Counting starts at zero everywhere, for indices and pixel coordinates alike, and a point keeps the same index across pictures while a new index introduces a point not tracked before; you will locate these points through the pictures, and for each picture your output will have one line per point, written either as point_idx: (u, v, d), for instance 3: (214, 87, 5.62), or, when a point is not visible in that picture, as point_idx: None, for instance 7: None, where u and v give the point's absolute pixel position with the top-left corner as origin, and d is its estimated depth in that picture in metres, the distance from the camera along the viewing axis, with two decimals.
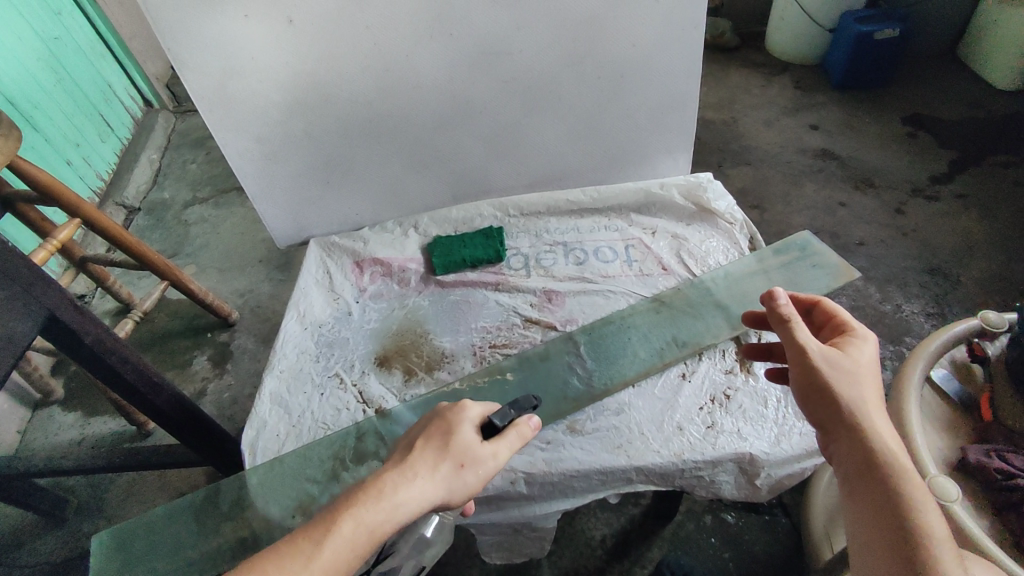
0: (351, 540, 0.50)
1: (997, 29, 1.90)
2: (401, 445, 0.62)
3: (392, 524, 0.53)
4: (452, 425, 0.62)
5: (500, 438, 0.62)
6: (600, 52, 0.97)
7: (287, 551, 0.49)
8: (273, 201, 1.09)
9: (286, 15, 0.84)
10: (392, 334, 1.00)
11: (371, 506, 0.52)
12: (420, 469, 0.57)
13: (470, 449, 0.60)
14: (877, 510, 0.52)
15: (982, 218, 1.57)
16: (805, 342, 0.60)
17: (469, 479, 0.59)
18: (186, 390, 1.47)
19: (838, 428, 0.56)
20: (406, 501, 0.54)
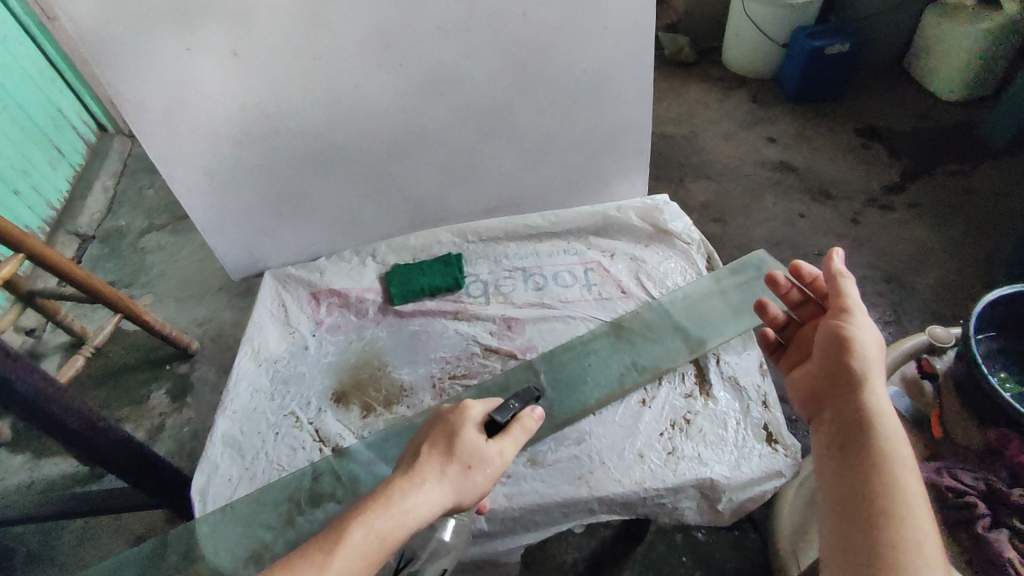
0: (362, 546, 0.52)
1: (938, 43, 1.97)
2: (408, 454, 0.66)
3: (402, 530, 0.55)
4: (457, 428, 0.66)
5: (505, 435, 0.67)
6: (552, 79, 0.97)
7: (299, 561, 0.50)
8: (225, 233, 1.06)
9: (229, 46, 0.82)
10: (350, 368, 0.97)
11: (381, 514, 0.55)
12: (427, 476, 0.60)
13: (476, 449, 0.64)
14: (866, 444, 0.56)
15: (933, 226, 1.62)
16: (850, 303, 0.67)
17: (477, 480, 0.63)
18: (143, 426, 1.42)
19: (849, 369, 0.61)
20: (417, 506, 0.57)
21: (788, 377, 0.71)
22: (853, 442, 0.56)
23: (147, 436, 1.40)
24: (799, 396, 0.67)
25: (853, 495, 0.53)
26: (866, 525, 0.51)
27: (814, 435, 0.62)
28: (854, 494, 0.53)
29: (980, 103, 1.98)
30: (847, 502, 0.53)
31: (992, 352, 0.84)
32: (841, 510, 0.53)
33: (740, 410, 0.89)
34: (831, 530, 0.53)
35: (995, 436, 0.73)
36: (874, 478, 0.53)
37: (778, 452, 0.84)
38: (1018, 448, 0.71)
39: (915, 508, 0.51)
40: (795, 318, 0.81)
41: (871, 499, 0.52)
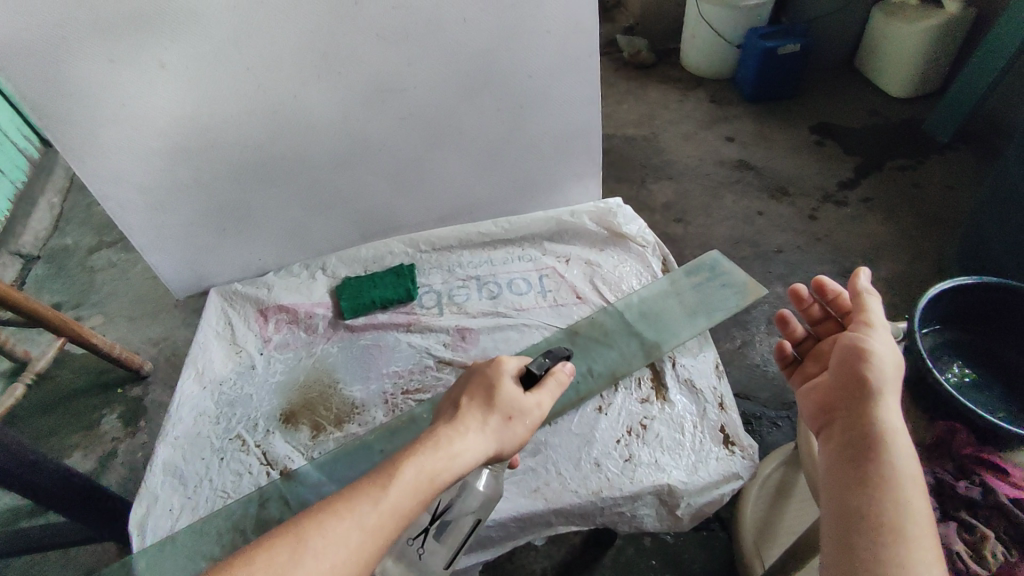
0: (414, 483, 0.53)
1: (885, 41, 2.02)
2: (448, 407, 0.69)
3: (450, 471, 0.57)
4: (495, 381, 0.69)
5: (542, 387, 0.70)
6: (497, 84, 0.95)
7: (356, 492, 0.51)
8: (166, 251, 1.01)
9: (155, 58, 0.78)
10: (299, 386, 0.94)
11: (429, 456, 0.56)
12: (471, 423, 0.63)
13: (515, 401, 0.67)
14: (875, 460, 0.55)
15: (886, 220, 1.65)
16: (872, 319, 0.67)
17: (518, 430, 0.66)
18: (93, 454, 1.34)
19: (865, 384, 0.61)
20: (463, 450, 0.59)
21: (801, 390, 0.70)
22: (862, 458, 0.56)
23: (98, 463, 1.33)
24: (811, 410, 0.66)
25: (857, 510, 0.53)
26: (869, 540, 0.50)
27: (823, 447, 0.61)
28: (859, 510, 0.53)
29: (926, 100, 2.03)
30: (852, 517, 0.53)
31: (939, 344, 0.86)
32: (845, 525, 0.53)
33: (696, 413, 0.88)
34: (832, 543, 0.53)
35: (942, 428, 0.72)
36: (879, 495, 0.52)
37: (735, 454, 0.84)
38: (964, 441, 0.70)
39: (919, 529, 0.50)
40: (813, 333, 0.78)
41: (877, 515, 0.51)
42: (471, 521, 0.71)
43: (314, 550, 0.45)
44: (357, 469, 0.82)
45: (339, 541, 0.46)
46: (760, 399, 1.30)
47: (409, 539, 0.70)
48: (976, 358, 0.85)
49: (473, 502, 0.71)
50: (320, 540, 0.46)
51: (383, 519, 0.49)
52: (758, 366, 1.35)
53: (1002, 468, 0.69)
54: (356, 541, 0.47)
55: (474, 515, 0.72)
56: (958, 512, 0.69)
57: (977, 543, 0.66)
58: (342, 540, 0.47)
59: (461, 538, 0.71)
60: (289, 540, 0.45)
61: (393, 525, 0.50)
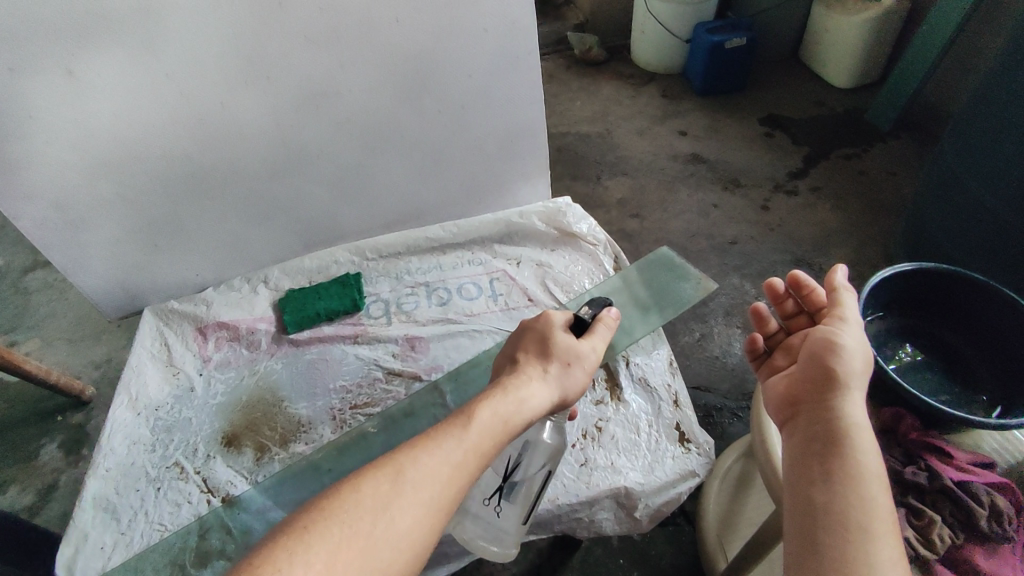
0: (491, 423, 0.55)
1: (826, 33, 2.06)
2: (505, 364, 0.70)
3: (521, 415, 0.59)
4: (547, 333, 0.70)
5: (592, 334, 0.71)
6: (437, 86, 0.93)
7: (439, 432, 0.52)
8: (94, 270, 0.95)
9: (63, 66, 0.73)
10: (241, 407, 0.90)
11: (499, 401, 0.58)
12: (532, 373, 0.64)
13: (572, 347, 0.68)
14: (840, 456, 0.54)
15: (835, 208, 1.68)
16: (846, 314, 0.67)
17: (578, 374, 0.67)
18: (32, 487, 1.26)
19: (833, 376, 0.60)
20: (529, 395, 0.61)
21: (768, 383, 0.69)
22: (828, 452, 0.55)
23: (37, 497, 1.25)
24: (776, 401, 0.66)
25: (822, 507, 0.52)
26: (836, 538, 0.49)
27: (787, 441, 0.61)
28: (825, 504, 0.52)
29: (868, 90, 2.09)
30: (816, 511, 0.52)
31: (888, 330, 0.87)
32: (807, 520, 0.52)
33: (650, 412, 0.88)
34: (795, 539, 0.52)
35: (889, 414, 0.73)
36: (845, 492, 0.52)
37: (691, 452, 0.84)
38: (911, 425, 0.72)
39: (882, 526, 0.50)
40: (785, 327, 0.77)
41: (844, 513, 0.51)
42: (542, 474, 0.72)
43: (412, 482, 0.47)
44: (303, 490, 0.78)
45: (432, 472, 0.48)
46: (720, 390, 1.30)
47: (484, 501, 0.70)
48: (922, 342, 0.87)
49: (541, 457, 0.72)
50: (415, 473, 0.48)
51: (468, 456, 0.51)
52: (718, 358, 1.36)
53: (947, 452, 0.70)
54: (446, 475, 0.49)
55: (545, 468, 0.73)
56: (906, 499, 0.69)
57: (925, 528, 0.66)
58: (434, 471, 0.48)
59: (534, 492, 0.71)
60: (388, 472, 0.47)
61: (477, 461, 0.52)
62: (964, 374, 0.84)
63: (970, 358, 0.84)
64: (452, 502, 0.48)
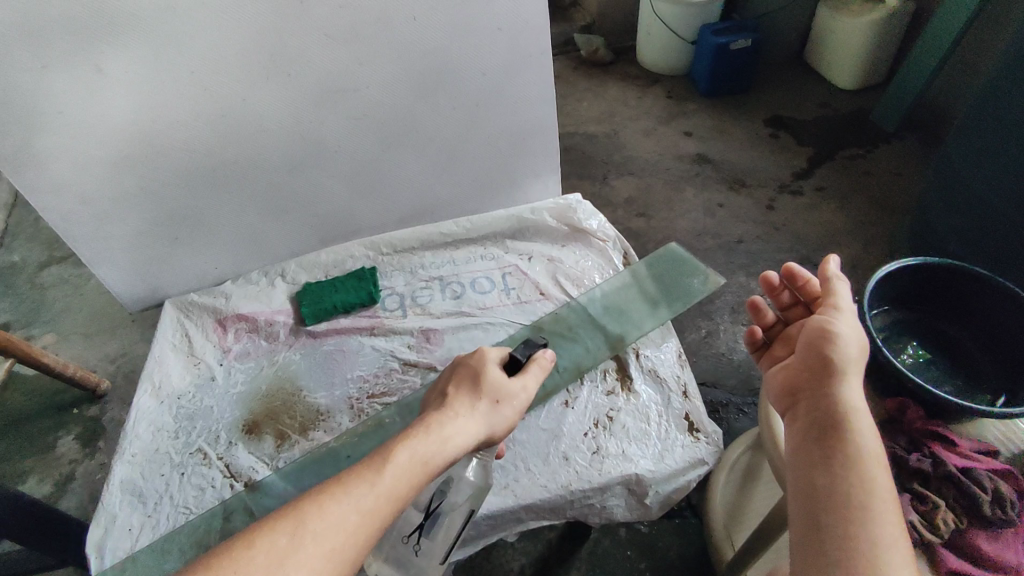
0: (408, 466, 0.55)
1: (831, 35, 2.08)
2: (437, 397, 0.72)
3: (442, 455, 0.59)
4: (479, 369, 0.73)
5: (525, 373, 0.74)
6: (451, 84, 0.95)
7: (351, 477, 0.52)
8: (117, 263, 0.98)
9: (94, 63, 0.76)
10: (261, 396, 0.92)
11: (421, 441, 0.59)
12: (460, 409, 0.66)
13: (501, 386, 0.70)
14: (839, 439, 0.56)
15: (839, 207, 1.70)
16: (840, 301, 0.69)
17: (506, 414, 0.69)
18: (50, 477, 1.29)
19: (829, 363, 0.62)
20: (454, 433, 0.62)
21: (769, 373, 0.71)
22: (827, 435, 0.57)
23: (56, 487, 1.28)
24: (776, 390, 0.68)
25: (824, 488, 0.54)
26: (837, 518, 0.51)
27: (787, 428, 0.63)
28: (826, 487, 0.54)
29: (873, 91, 2.11)
30: (816, 493, 0.54)
31: (894, 323, 0.89)
32: (809, 502, 0.54)
33: (661, 402, 0.90)
34: (800, 520, 0.54)
35: (893, 404, 0.75)
36: (844, 474, 0.54)
37: (700, 441, 0.86)
38: (915, 414, 0.73)
39: (882, 505, 0.52)
40: (782, 318, 0.79)
41: (843, 493, 0.52)
42: (464, 513, 0.71)
43: (312, 534, 0.46)
44: (324, 475, 0.80)
45: (337, 521, 0.47)
46: (726, 386, 1.32)
47: (404, 537, 0.71)
48: (926, 337, 0.89)
49: (464, 494, 0.71)
50: (319, 523, 0.46)
51: (380, 502, 0.50)
52: (724, 354, 1.38)
53: (950, 440, 0.72)
54: (352, 524, 0.48)
55: (469, 508, 0.72)
56: (911, 485, 0.71)
57: (928, 512, 0.68)
58: (340, 521, 0.47)
59: (454, 531, 0.70)
60: (288, 524, 0.46)
61: (389, 505, 0.51)
62: (969, 366, 0.86)
63: (975, 352, 0.87)
64: (356, 554, 0.47)
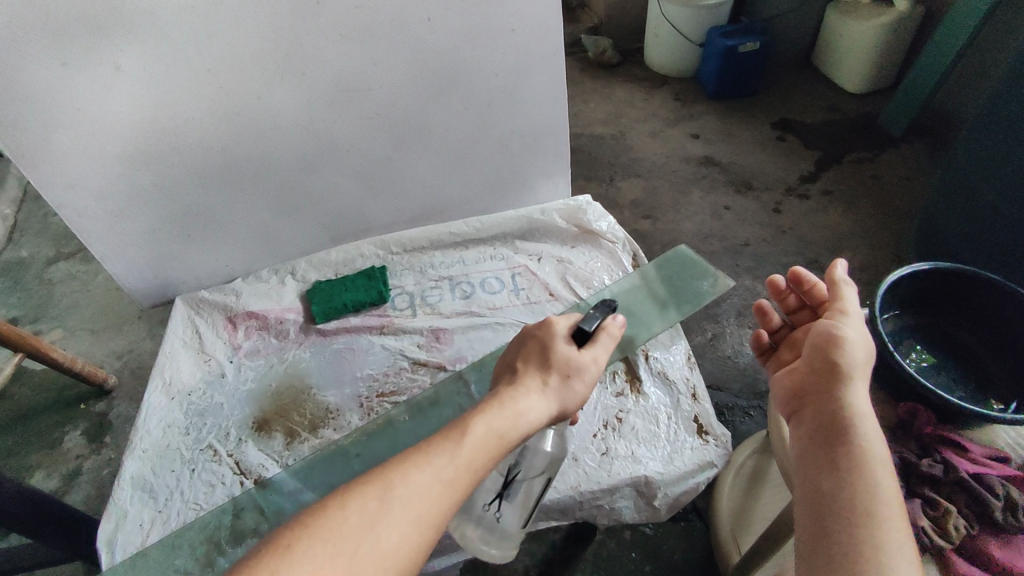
0: (484, 439, 0.55)
1: (839, 38, 2.08)
2: (504, 371, 0.70)
3: (516, 430, 0.59)
4: (548, 343, 0.69)
5: (594, 344, 0.69)
6: (464, 84, 0.96)
7: (432, 447, 0.53)
8: (128, 259, 0.98)
9: (110, 60, 0.76)
10: (271, 394, 0.92)
11: (495, 414, 0.58)
12: (530, 385, 0.64)
13: (572, 359, 0.67)
14: (846, 443, 0.56)
15: (846, 211, 1.70)
16: (847, 305, 0.69)
17: (578, 388, 0.66)
18: (56, 473, 1.29)
19: (835, 367, 0.62)
20: (527, 409, 0.61)
21: (775, 378, 0.71)
22: (834, 440, 0.57)
23: (62, 482, 1.28)
24: (782, 395, 0.68)
25: (830, 494, 0.54)
26: (843, 522, 0.51)
27: (794, 433, 0.63)
28: (833, 492, 0.54)
29: (881, 96, 2.10)
30: (823, 499, 0.54)
31: (903, 328, 0.89)
32: (816, 506, 0.54)
33: (670, 403, 0.90)
34: (807, 525, 0.54)
35: (904, 410, 0.75)
36: (850, 478, 0.54)
37: (710, 443, 0.86)
38: (926, 420, 0.73)
39: (890, 509, 0.51)
40: (789, 322, 0.79)
41: (850, 498, 0.52)
42: (542, 479, 0.73)
43: (400, 499, 0.48)
44: (333, 474, 0.80)
45: (421, 488, 0.49)
46: (732, 389, 1.32)
47: (484, 504, 0.70)
48: (934, 340, 0.89)
49: (540, 462, 0.73)
50: (404, 490, 0.49)
51: (460, 472, 0.52)
52: (730, 357, 1.38)
53: (961, 446, 0.73)
54: (436, 491, 0.50)
55: (546, 475, 0.74)
56: (922, 490, 0.71)
57: (941, 519, 0.68)
58: (423, 488, 0.49)
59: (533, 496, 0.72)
60: (376, 489, 0.49)
61: (470, 477, 0.53)
62: (978, 370, 0.86)
63: (984, 356, 0.87)
64: (437, 520, 0.49)
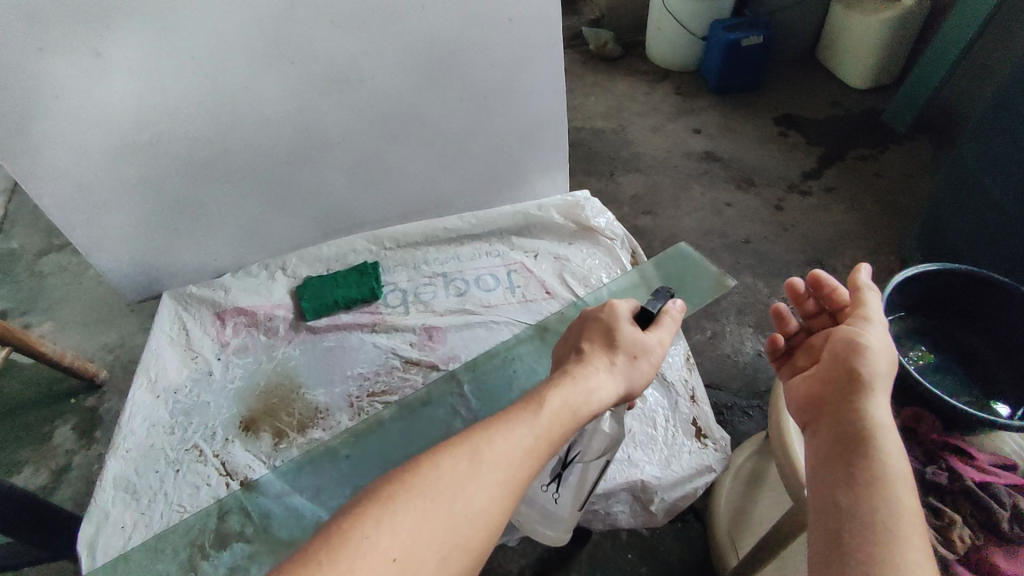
0: (560, 412, 0.57)
1: (843, 32, 2.05)
2: (567, 352, 0.70)
3: (588, 406, 0.60)
4: (613, 324, 0.69)
5: (658, 327, 0.69)
6: (460, 75, 0.93)
7: (512, 417, 0.54)
8: (112, 253, 0.96)
9: (90, 46, 0.73)
10: (259, 392, 0.90)
11: (567, 389, 0.59)
12: (598, 364, 0.64)
13: (637, 340, 0.67)
14: (866, 456, 0.54)
15: (849, 208, 1.67)
16: (871, 313, 0.67)
17: (643, 367, 0.66)
18: (45, 468, 1.27)
19: (857, 377, 0.60)
20: (597, 387, 0.62)
21: (790, 385, 0.68)
22: (853, 452, 0.55)
23: (51, 478, 1.26)
24: (798, 402, 0.65)
25: (846, 509, 0.51)
26: (859, 539, 0.49)
27: (810, 443, 0.60)
28: (849, 506, 0.51)
29: (886, 91, 2.07)
30: (838, 513, 0.52)
31: (907, 331, 0.87)
32: (830, 521, 0.52)
33: (668, 405, 0.88)
34: (819, 539, 0.51)
35: (910, 415, 0.74)
36: (869, 493, 0.51)
37: (708, 447, 0.84)
38: (930, 427, 0.72)
39: (909, 526, 0.49)
40: (806, 326, 0.76)
41: (868, 514, 0.50)
42: (600, 464, 0.71)
43: (488, 461, 0.49)
44: (321, 476, 0.78)
45: (506, 454, 0.50)
46: (731, 389, 1.30)
47: (541, 487, 0.73)
48: (939, 341, 0.87)
49: (598, 444, 0.71)
50: (492, 454, 0.50)
51: (540, 440, 0.53)
52: (730, 356, 1.36)
53: (967, 453, 0.70)
54: (518, 457, 0.51)
55: (604, 457, 0.72)
56: (927, 499, 0.68)
57: (945, 528, 0.65)
58: (508, 453, 0.51)
59: (588, 481, 0.71)
60: (464, 451, 0.49)
61: (546, 447, 0.54)
62: (982, 375, 0.84)
63: (989, 360, 0.85)
64: (520, 486, 0.50)
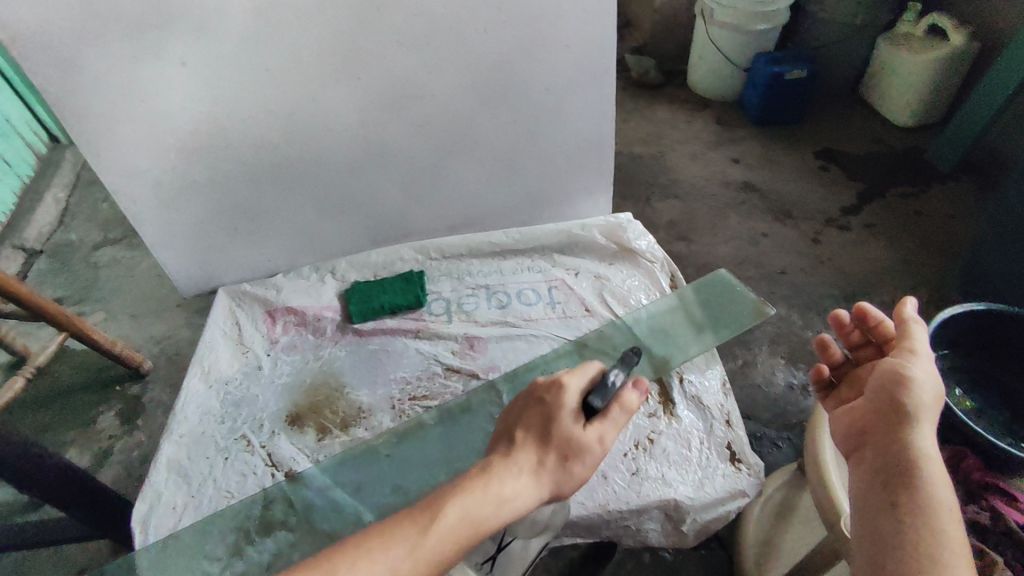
0: (456, 529, 0.49)
1: (888, 70, 2.04)
2: (502, 435, 0.59)
3: (497, 519, 0.51)
4: (552, 413, 0.58)
5: (604, 419, 0.58)
6: (514, 96, 0.97)
7: (392, 530, 0.48)
8: (175, 248, 1.01)
9: (178, 55, 0.79)
10: (306, 389, 0.94)
11: (473, 498, 0.51)
12: (522, 466, 0.54)
13: (573, 437, 0.56)
14: (910, 486, 0.55)
15: (888, 245, 1.66)
16: (918, 345, 0.67)
17: (575, 471, 0.55)
18: (89, 451, 1.33)
19: (902, 409, 0.61)
20: (512, 497, 0.52)
21: (835, 415, 0.69)
22: (896, 483, 0.56)
23: (94, 461, 1.31)
24: (842, 433, 0.66)
25: (889, 537, 0.52)
26: (903, 565, 0.50)
27: (853, 472, 0.61)
28: (892, 535, 0.52)
29: (930, 130, 2.05)
30: (882, 541, 0.52)
31: (951, 370, 0.86)
32: (875, 548, 0.52)
33: (703, 428, 0.89)
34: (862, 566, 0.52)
35: (950, 453, 0.73)
36: (912, 522, 0.52)
37: (742, 472, 0.85)
38: (973, 465, 0.71)
39: (954, 556, 0.50)
40: (851, 358, 0.77)
41: (912, 541, 0.51)
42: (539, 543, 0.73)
43: None
44: (363, 472, 0.81)
45: None
46: (761, 419, 1.29)
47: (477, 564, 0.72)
48: (986, 386, 0.86)
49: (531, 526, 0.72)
50: None
51: (414, 567, 0.46)
52: (761, 386, 1.35)
53: (1013, 496, 0.70)
54: None
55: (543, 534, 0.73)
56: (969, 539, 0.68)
57: (987, 568, 0.65)
58: None
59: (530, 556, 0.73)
60: None
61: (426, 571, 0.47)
62: None
63: None
64: None
